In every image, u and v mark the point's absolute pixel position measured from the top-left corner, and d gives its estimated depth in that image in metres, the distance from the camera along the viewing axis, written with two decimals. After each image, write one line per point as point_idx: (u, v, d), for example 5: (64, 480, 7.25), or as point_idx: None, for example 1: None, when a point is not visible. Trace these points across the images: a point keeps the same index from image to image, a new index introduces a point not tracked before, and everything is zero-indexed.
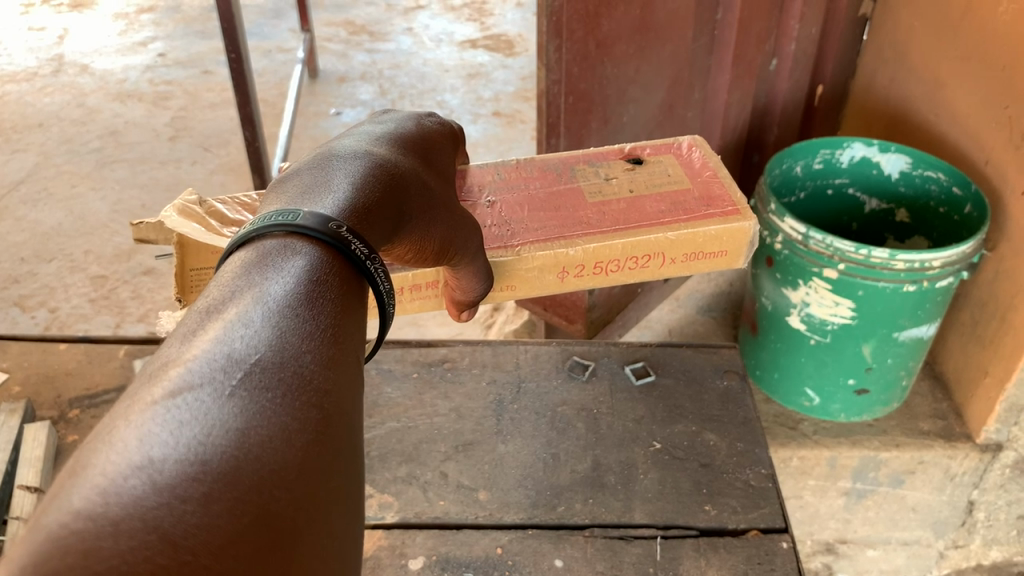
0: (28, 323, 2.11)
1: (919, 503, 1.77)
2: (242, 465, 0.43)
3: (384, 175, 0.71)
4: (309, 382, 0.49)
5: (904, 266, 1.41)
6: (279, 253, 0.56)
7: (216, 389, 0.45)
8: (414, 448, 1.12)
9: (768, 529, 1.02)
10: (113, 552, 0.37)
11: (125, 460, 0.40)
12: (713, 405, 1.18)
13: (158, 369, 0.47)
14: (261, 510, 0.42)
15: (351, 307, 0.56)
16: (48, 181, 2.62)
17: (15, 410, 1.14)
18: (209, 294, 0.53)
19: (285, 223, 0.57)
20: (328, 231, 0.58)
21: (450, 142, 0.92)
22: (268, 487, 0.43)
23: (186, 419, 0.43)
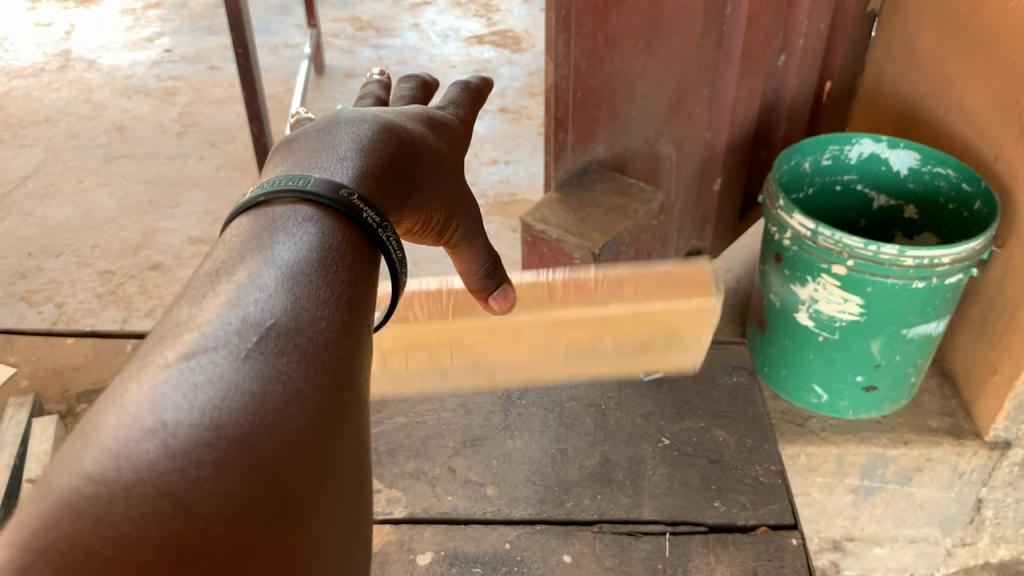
0: (35, 318, 2.12)
1: (927, 500, 1.76)
2: (256, 428, 0.43)
3: (394, 141, 0.72)
4: (323, 348, 0.50)
5: (914, 262, 1.41)
6: (290, 223, 0.57)
7: (231, 352, 0.46)
8: (422, 443, 1.12)
9: (777, 525, 1.01)
10: (124, 517, 0.38)
11: (139, 423, 0.41)
12: (721, 401, 1.18)
13: (174, 331, 0.48)
14: (276, 474, 0.43)
15: (363, 276, 0.57)
16: (56, 176, 2.62)
17: (24, 404, 1.14)
18: (221, 259, 0.55)
19: (295, 189, 0.59)
20: (339, 198, 0.59)
21: (468, 113, 0.93)
22: (284, 449, 0.44)
23: (200, 381, 0.44)
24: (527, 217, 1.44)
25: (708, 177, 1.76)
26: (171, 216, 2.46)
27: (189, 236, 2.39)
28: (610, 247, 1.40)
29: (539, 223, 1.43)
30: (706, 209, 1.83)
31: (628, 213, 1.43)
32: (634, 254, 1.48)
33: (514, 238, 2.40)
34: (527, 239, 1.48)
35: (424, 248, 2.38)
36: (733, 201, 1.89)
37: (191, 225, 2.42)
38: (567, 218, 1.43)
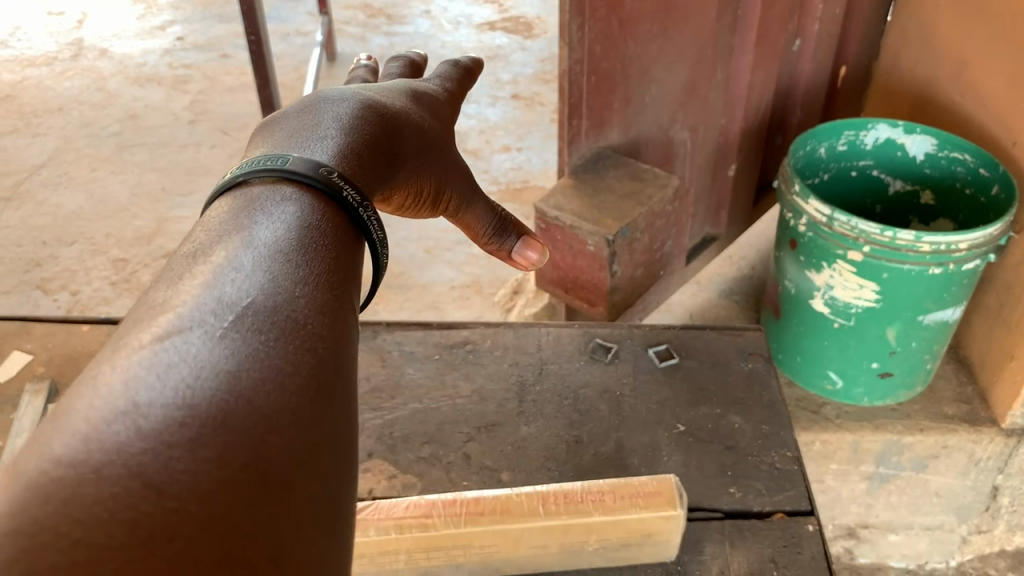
0: (50, 306, 2.13)
1: (943, 488, 1.76)
2: (231, 407, 0.44)
3: (375, 117, 0.74)
4: (302, 325, 0.51)
5: (930, 248, 1.39)
6: (269, 203, 0.59)
7: (206, 332, 0.48)
8: (437, 429, 1.12)
9: (793, 512, 1.01)
10: (94, 499, 0.38)
11: (112, 407, 0.42)
12: (737, 387, 1.17)
13: (150, 314, 0.50)
14: (255, 451, 0.43)
15: (345, 253, 0.59)
16: (69, 165, 2.63)
17: (40, 391, 1.15)
18: (199, 241, 0.56)
19: (272, 168, 0.61)
20: (318, 176, 0.62)
21: (458, 86, 0.95)
22: (261, 427, 0.44)
23: (174, 362, 0.45)
24: (540, 203, 1.43)
25: (722, 163, 1.75)
26: (184, 204, 2.46)
27: None
28: (624, 233, 1.39)
29: (552, 209, 1.42)
30: (720, 195, 1.82)
31: (642, 198, 1.42)
32: (648, 240, 1.48)
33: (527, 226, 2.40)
34: (540, 226, 1.47)
35: (437, 236, 2.37)
36: (747, 187, 1.88)
37: None
38: (580, 203, 1.42)
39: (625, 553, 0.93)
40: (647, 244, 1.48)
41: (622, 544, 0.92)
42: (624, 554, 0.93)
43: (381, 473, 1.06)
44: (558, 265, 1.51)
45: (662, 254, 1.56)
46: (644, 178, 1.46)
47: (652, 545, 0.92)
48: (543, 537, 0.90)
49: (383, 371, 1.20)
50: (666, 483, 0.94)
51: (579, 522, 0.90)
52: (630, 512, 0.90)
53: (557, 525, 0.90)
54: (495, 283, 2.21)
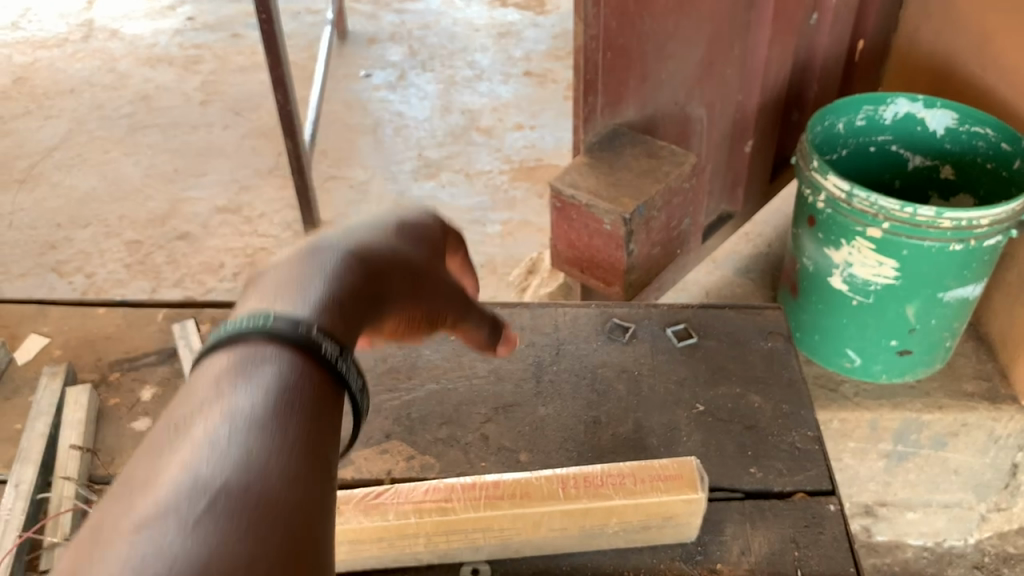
0: (65, 289, 2.14)
1: (962, 466, 1.74)
2: (262, 508, 0.47)
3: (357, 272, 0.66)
4: (321, 414, 0.54)
5: (952, 225, 1.37)
6: (281, 291, 0.60)
7: (235, 429, 0.50)
8: (454, 410, 1.11)
9: (815, 492, 1.01)
10: None
11: (147, 518, 0.44)
12: (757, 366, 1.16)
13: (181, 412, 0.51)
14: (283, 552, 0.46)
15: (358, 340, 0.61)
16: (82, 147, 2.63)
17: (58, 373, 1.14)
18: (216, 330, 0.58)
19: (256, 327, 0.55)
20: (302, 336, 0.56)
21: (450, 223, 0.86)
22: (287, 526, 0.47)
23: (208, 464, 0.47)
24: (556, 182, 1.42)
25: (739, 139, 1.73)
26: (197, 185, 2.46)
27: (216, 206, 2.39)
28: (641, 211, 1.37)
29: (568, 187, 1.41)
30: (736, 172, 1.80)
31: (659, 175, 1.41)
32: (665, 218, 1.46)
33: (541, 205, 2.38)
34: (556, 205, 1.46)
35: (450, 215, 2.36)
36: (764, 163, 1.86)
37: (218, 194, 2.43)
38: (596, 180, 1.41)
39: (645, 535, 0.93)
40: (664, 223, 1.46)
41: (642, 526, 0.92)
42: (645, 535, 0.93)
43: (399, 454, 1.06)
44: (574, 244, 1.50)
45: (679, 232, 1.54)
46: (660, 156, 1.45)
47: (673, 526, 0.92)
48: (563, 520, 0.90)
49: (399, 352, 1.19)
50: (686, 465, 0.92)
51: (599, 506, 0.89)
52: (651, 495, 0.89)
53: (577, 509, 0.89)
54: (509, 263, 2.20)
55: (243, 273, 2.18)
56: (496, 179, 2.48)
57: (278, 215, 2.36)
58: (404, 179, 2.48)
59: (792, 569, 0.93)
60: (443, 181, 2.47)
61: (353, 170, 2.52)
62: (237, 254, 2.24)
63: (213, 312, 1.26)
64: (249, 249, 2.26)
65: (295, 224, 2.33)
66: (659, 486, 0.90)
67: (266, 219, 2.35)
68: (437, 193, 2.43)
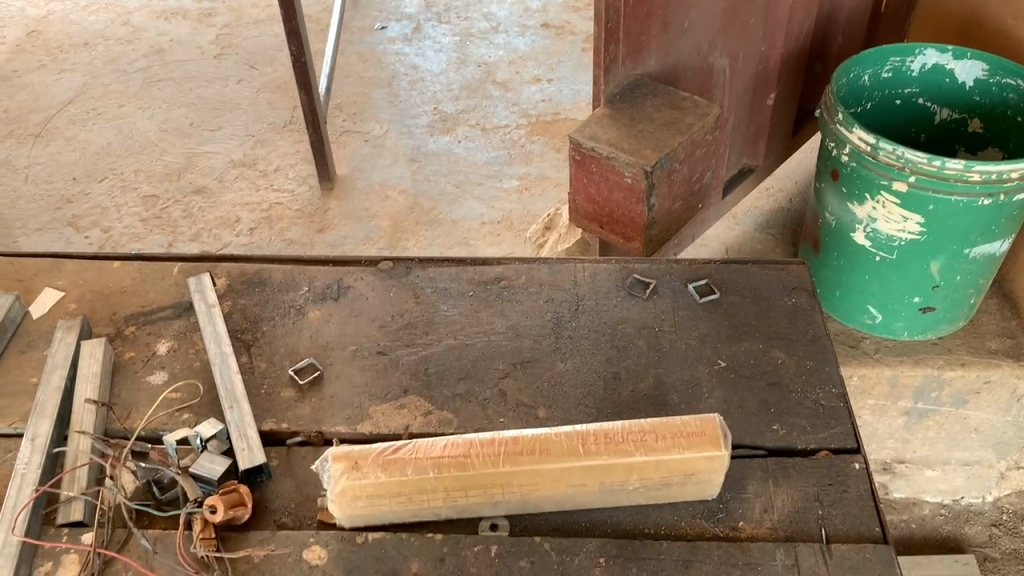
0: (82, 243, 2.14)
1: (983, 424, 1.72)
2: None
3: None
4: None
5: (981, 178, 1.34)
6: None
7: None
8: (472, 366, 1.10)
9: (838, 449, 1.00)
10: None
11: None
12: (780, 322, 1.14)
13: None
14: None
15: None
16: (96, 101, 2.61)
17: (73, 327, 1.14)
18: None
19: None
20: None
21: None
22: None
23: None
24: (576, 134, 1.39)
25: (761, 93, 1.69)
26: (212, 139, 2.44)
27: (231, 160, 2.37)
28: (663, 164, 1.34)
29: (588, 139, 1.38)
30: (758, 125, 1.76)
31: (681, 127, 1.38)
32: (687, 172, 1.43)
33: (558, 160, 2.35)
34: (575, 158, 1.43)
35: (467, 170, 2.33)
36: (787, 117, 1.82)
37: (233, 149, 2.41)
38: (617, 133, 1.38)
39: (666, 491, 0.92)
40: (686, 176, 1.44)
41: (663, 483, 0.91)
42: (665, 491, 0.92)
43: (417, 410, 1.05)
44: (593, 198, 1.47)
45: (701, 186, 1.51)
46: (683, 107, 1.41)
47: (695, 483, 0.91)
48: (583, 477, 0.89)
49: (417, 308, 1.18)
50: (710, 422, 0.91)
51: (620, 463, 0.88)
52: (673, 452, 0.89)
53: (598, 466, 0.89)
54: (526, 218, 2.18)
55: (259, 228, 2.17)
56: (513, 133, 2.45)
57: (294, 170, 2.34)
58: (420, 134, 2.45)
59: (817, 527, 0.93)
60: (459, 136, 2.44)
61: (369, 124, 2.49)
62: (253, 208, 2.23)
63: (229, 266, 1.25)
64: (265, 203, 2.25)
65: (311, 179, 2.32)
66: (682, 443, 0.89)
67: (282, 174, 2.33)
68: (453, 148, 2.40)
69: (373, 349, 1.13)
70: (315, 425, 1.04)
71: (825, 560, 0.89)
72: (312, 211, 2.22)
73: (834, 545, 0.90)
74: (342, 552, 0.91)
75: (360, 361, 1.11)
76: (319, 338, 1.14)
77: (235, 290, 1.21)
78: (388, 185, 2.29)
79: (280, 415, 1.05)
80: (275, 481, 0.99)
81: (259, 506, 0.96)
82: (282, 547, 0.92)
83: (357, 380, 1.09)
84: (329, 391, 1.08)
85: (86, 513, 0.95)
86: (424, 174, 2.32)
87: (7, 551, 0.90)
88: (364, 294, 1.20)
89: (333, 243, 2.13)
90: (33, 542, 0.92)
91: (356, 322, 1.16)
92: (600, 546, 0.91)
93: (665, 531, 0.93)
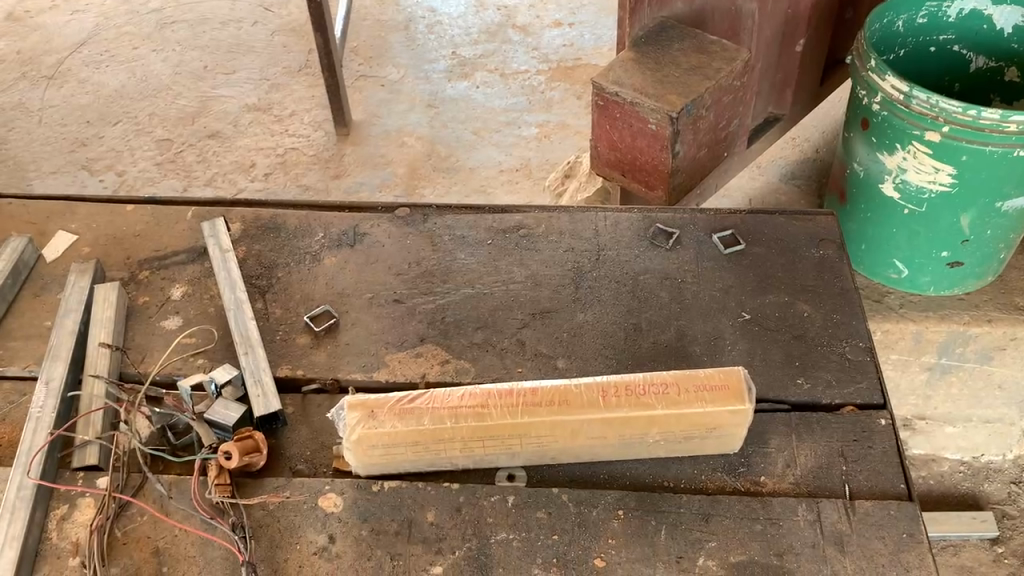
0: (96, 186, 2.13)
1: (1007, 381, 1.69)
2: None
3: None
4: None
5: (1017, 129, 1.29)
6: None
7: None
8: (490, 315, 1.08)
9: (865, 405, 0.98)
10: None
11: None
12: (806, 275, 1.11)
13: None
14: None
15: None
16: (109, 43, 2.57)
17: (86, 271, 1.12)
18: None
19: None
20: None
21: None
22: None
23: None
24: (599, 79, 1.35)
25: (791, 38, 1.63)
26: (227, 83, 2.40)
27: (246, 104, 2.34)
28: (689, 110, 1.30)
29: (612, 84, 1.34)
30: (787, 72, 1.71)
31: (709, 73, 1.33)
32: (714, 119, 1.39)
33: (579, 107, 2.30)
34: (598, 103, 1.39)
35: (485, 117, 2.29)
36: (818, 63, 1.75)
37: (248, 92, 2.37)
38: (642, 78, 1.34)
39: (687, 444, 0.91)
40: (712, 123, 1.40)
41: (684, 436, 0.89)
42: (686, 444, 0.90)
43: (434, 358, 1.04)
44: (616, 145, 1.44)
45: (727, 134, 1.47)
46: (711, 51, 1.37)
47: (716, 437, 0.90)
48: (603, 429, 0.88)
49: (434, 256, 1.16)
50: (734, 374, 0.88)
51: (641, 415, 0.86)
52: (695, 405, 0.86)
53: (618, 418, 0.87)
54: (545, 167, 2.15)
55: (274, 173, 2.15)
56: (533, 79, 2.40)
57: (309, 114, 2.31)
58: (438, 79, 2.40)
59: (840, 483, 0.91)
60: (477, 81, 2.39)
61: (386, 69, 2.44)
62: (268, 153, 2.20)
63: (243, 211, 1.23)
64: (280, 148, 2.22)
65: (326, 124, 2.28)
66: (704, 396, 0.87)
67: (297, 118, 2.30)
68: (471, 94, 2.36)
69: (390, 297, 1.11)
70: (330, 373, 1.03)
71: (848, 516, 0.87)
72: (328, 156, 2.19)
73: (857, 501, 0.89)
74: (358, 501, 0.90)
75: (376, 308, 1.09)
76: (334, 285, 1.12)
77: (249, 236, 1.19)
78: (405, 132, 2.25)
79: (295, 361, 1.04)
80: (290, 428, 0.98)
81: (274, 453, 0.96)
82: (297, 494, 0.91)
83: (373, 327, 1.07)
84: (345, 338, 1.06)
85: (102, 458, 0.94)
86: (441, 121, 2.28)
87: (22, 494, 0.89)
88: (381, 241, 1.18)
89: (349, 189, 2.10)
90: (49, 486, 0.91)
91: (373, 269, 1.14)
92: (619, 498, 0.89)
93: (684, 485, 0.91)
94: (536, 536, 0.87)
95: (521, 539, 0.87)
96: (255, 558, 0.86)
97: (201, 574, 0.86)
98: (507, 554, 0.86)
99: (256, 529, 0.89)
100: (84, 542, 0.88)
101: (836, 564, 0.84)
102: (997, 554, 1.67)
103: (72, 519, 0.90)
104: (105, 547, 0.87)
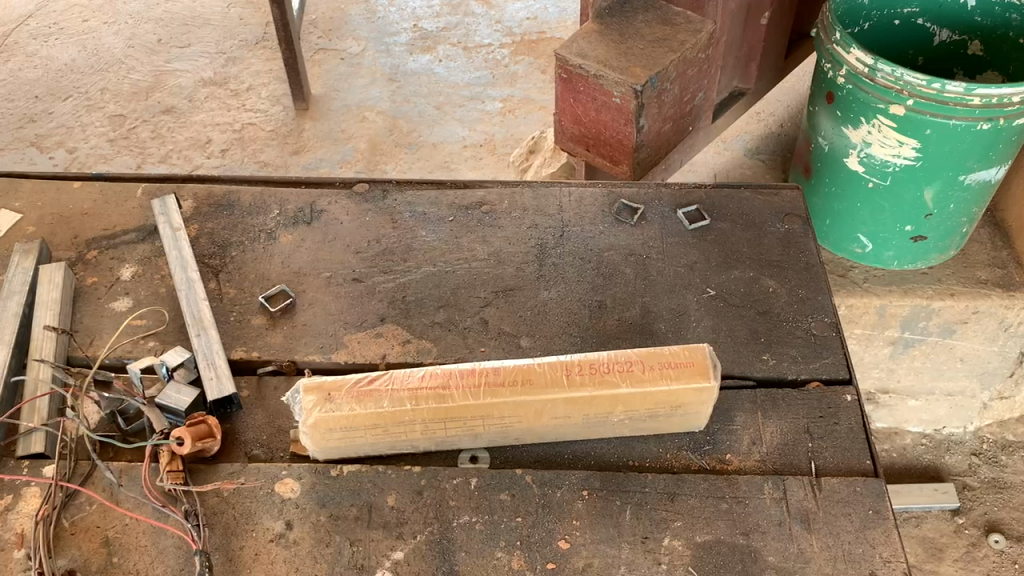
0: (46, 164, 2.06)
1: (969, 354, 1.70)
2: None
3: None
4: None
5: (980, 103, 1.28)
6: None
7: None
8: (452, 294, 1.06)
9: (830, 381, 0.97)
10: None
11: None
12: (771, 250, 1.10)
13: None
14: None
15: None
16: (58, 15, 2.49)
17: (30, 251, 1.08)
18: None
19: None
20: None
21: None
22: None
23: None
24: (563, 50, 1.32)
25: (755, 10, 1.61)
26: (181, 56, 2.33)
27: (201, 78, 2.27)
28: (654, 83, 1.28)
29: (575, 56, 1.31)
30: (751, 45, 1.69)
31: (673, 44, 1.31)
32: (678, 91, 1.37)
33: (543, 80, 2.27)
34: (562, 76, 1.37)
35: (448, 91, 2.25)
36: (783, 35, 1.73)
37: (203, 66, 2.31)
38: (606, 50, 1.31)
39: (652, 423, 0.89)
40: (677, 96, 1.37)
41: (649, 415, 0.88)
42: (651, 423, 0.89)
43: (394, 338, 1.01)
44: (580, 119, 1.41)
45: (693, 107, 1.45)
46: (675, 23, 1.34)
47: (680, 416, 0.88)
48: (567, 409, 0.86)
49: (395, 233, 1.13)
50: (699, 352, 0.87)
51: (605, 395, 0.85)
52: (660, 384, 0.85)
53: (583, 398, 0.85)
54: (510, 142, 2.12)
55: (231, 149, 2.10)
56: (496, 53, 2.36)
57: (267, 89, 2.26)
58: (399, 53, 2.36)
59: (807, 460, 0.90)
60: (440, 55, 2.35)
61: (345, 42, 2.39)
62: (224, 129, 2.15)
63: (195, 188, 1.19)
64: (236, 124, 2.17)
65: (285, 98, 2.23)
66: (669, 373, 0.85)
67: (254, 93, 2.24)
68: (434, 67, 2.32)
69: (349, 276, 1.08)
70: (287, 354, 1.00)
71: (815, 494, 0.86)
72: (286, 132, 2.15)
73: (823, 478, 0.88)
74: (316, 486, 0.88)
75: (334, 288, 1.06)
76: (290, 264, 1.09)
77: (201, 214, 1.15)
78: (366, 106, 2.21)
79: (250, 343, 1.01)
80: (245, 412, 0.95)
81: (229, 438, 0.93)
82: (252, 481, 0.88)
83: (331, 308, 1.04)
84: (301, 319, 1.03)
85: (48, 445, 0.90)
86: (403, 96, 2.24)
87: None
88: (339, 219, 1.15)
89: (309, 166, 2.06)
90: None
91: (330, 248, 1.11)
92: (583, 479, 0.88)
93: (649, 464, 0.90)
94: (500, 519, 0.85)
95: (483, 522, 0.85)
96: (210, 546, 0.84)
97: (154, 565, 0.83)
98: (470, 537, 0.84)
99: (210, 517, 0.86)
100: (29, 533, 0.85)
101: (802, 543, 0.83)
102: (958, 524, 1.68)
103: (16, 509, 0.87)
104: (52, 537, 0.84)
